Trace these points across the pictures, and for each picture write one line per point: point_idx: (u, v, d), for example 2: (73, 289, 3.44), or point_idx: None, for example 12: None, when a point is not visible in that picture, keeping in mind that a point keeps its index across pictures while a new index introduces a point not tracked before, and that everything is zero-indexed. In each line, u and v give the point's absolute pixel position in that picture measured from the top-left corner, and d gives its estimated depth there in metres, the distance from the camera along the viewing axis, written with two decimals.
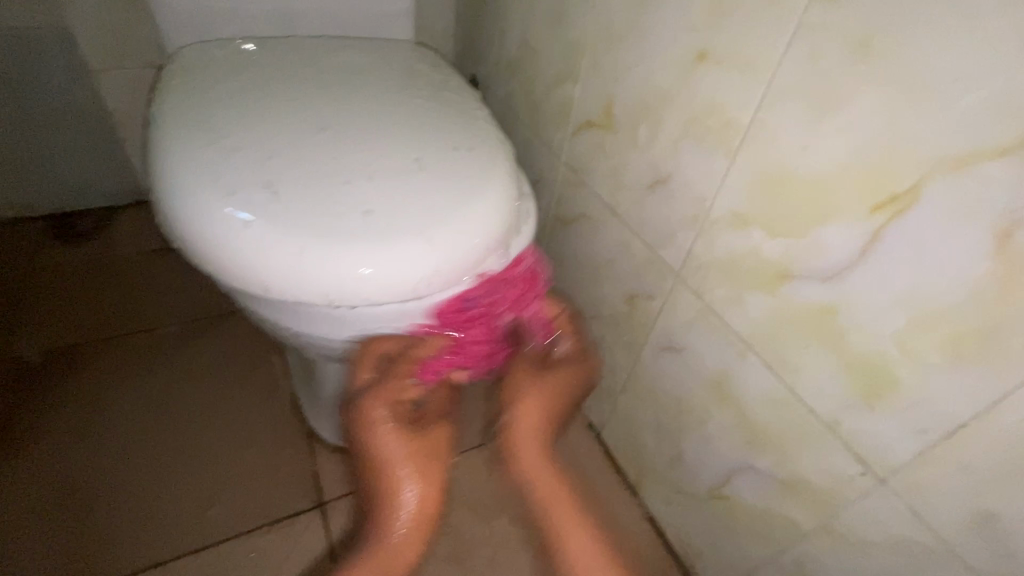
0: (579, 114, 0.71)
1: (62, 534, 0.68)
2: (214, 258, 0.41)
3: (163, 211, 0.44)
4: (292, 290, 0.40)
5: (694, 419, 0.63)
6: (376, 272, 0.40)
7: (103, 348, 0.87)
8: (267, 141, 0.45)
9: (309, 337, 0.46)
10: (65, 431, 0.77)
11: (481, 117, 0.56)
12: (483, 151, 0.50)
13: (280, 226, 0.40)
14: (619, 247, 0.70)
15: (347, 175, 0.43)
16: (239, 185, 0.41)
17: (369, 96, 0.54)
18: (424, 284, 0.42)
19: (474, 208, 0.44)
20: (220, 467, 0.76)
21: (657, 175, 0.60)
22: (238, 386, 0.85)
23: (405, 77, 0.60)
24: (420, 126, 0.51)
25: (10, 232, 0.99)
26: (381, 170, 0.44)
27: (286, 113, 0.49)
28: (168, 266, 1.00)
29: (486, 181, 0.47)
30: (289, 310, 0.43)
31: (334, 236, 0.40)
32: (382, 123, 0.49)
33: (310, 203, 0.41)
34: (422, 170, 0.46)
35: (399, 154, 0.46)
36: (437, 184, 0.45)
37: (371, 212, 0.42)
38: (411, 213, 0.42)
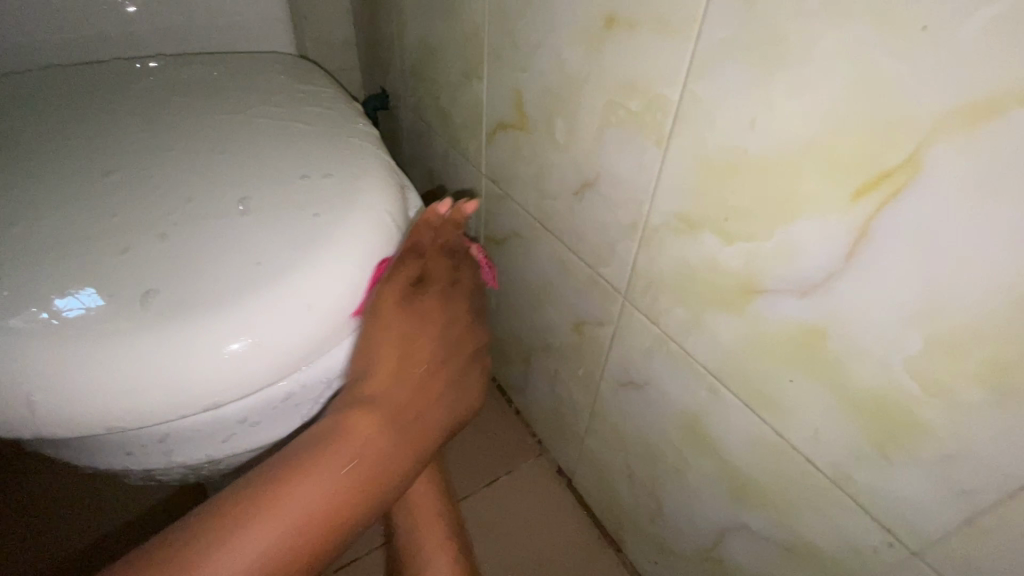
0: (491, 116, 0.60)
1: None
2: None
3: None
4: (51, 420, 0.29)
5: (669, 468, 0.52)
6: (167, 376, 0.29)
7: None
8: (40, 205, 0.34)
9: (114, 472, 0.34)
10: None
11: (352, 134, 0.45)
12: (345, 175, 0.39)
13: (25, 326, 0.29)
14: (557, 268, 0.59)
15: (124, 234, 0.33)
16: None
17: (196, 122, 0.41)
18: (245, 380, 0.31)
19: (313, 264, 0.34)
20: None
21: (583, 178, 0.49)
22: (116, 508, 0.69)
23: (255, 92, 0.47)
24: (258, 156, 0.39)
25: None
26: (181, 224, 0.34)
27: (73, 169, 0.37)
28: None
29: (342, 217, 0.36)
30: (61, 444, 0.31)
31: (97, 333, 0.29)
32: (205, 163, 0.38)
33: (65, 293, 0.30)
34: (247, 212, 0.35)
35: (218, 203, 0.35)
36: (264, 236, 0.34)
37: (159, 286, 0.31)
38: (221, 282, 0.32)
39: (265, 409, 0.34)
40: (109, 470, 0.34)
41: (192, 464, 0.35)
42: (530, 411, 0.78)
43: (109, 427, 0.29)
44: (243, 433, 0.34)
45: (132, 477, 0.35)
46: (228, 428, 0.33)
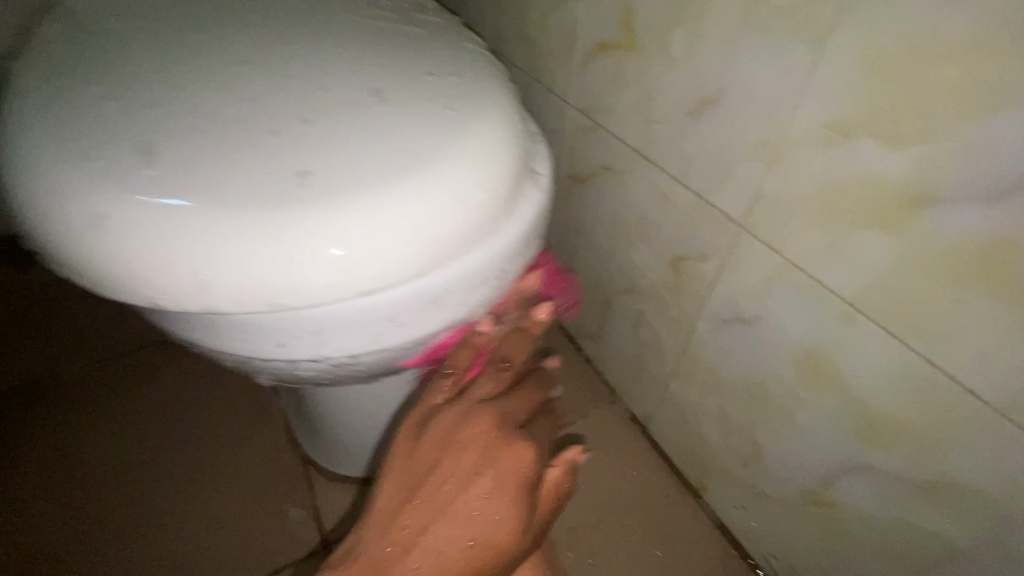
0: (590, 37, 0.56)
1: None
2: (70, 251, 0.27)
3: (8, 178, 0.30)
4: (197, 296, 0.26)
5: (774, 408, 0.49)
6: (326, 262, 0.26)
7: (53, 378, 0.73)
8: (164, 72, 0.32)
9: (250, 366, 0.32)
10: (13, 483, 0.63)
11: (463, 39, 0.42)
12: (468, 73, 0.37)
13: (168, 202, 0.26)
14: (654, 201, 0.56)
15: (263, 90, 0.31)
16: (91, 129, 0.28)
17: (307, 19, 0.39)
18: (403, 272, 0.28)
19: (451, 148, 0.30)
20: (203, 508, 0.64)
21: (704, 94, 0.45)
22: (221, 406, 0.72)
23: None
24: (377, 49, 0.37)
25: None
26: (320, 92, 0.31)
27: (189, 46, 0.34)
28: None
29: (471, 110, 0.33)
30: (201, 327, 0.29)
31: (240, 202, 0.26)
32: (327, 48, 0.35)
33: (209, 167, 0.27)
34: (383, 100, 0.31)
35: (346, 88, 0.32)
36: (403, 119, 0.31)
37: (308, 167, 0.27)
38: (362, 160, 0.28)
39: (417, 309, 0.30)
40: (245, 365, 0.32)
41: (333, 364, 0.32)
42: (603, 358, 0.77)
43: (264, 309, 0.27)
44: (387, 333, 0.30)
45: (263, 374, 0.34)
46: (378, 329, 0.30)
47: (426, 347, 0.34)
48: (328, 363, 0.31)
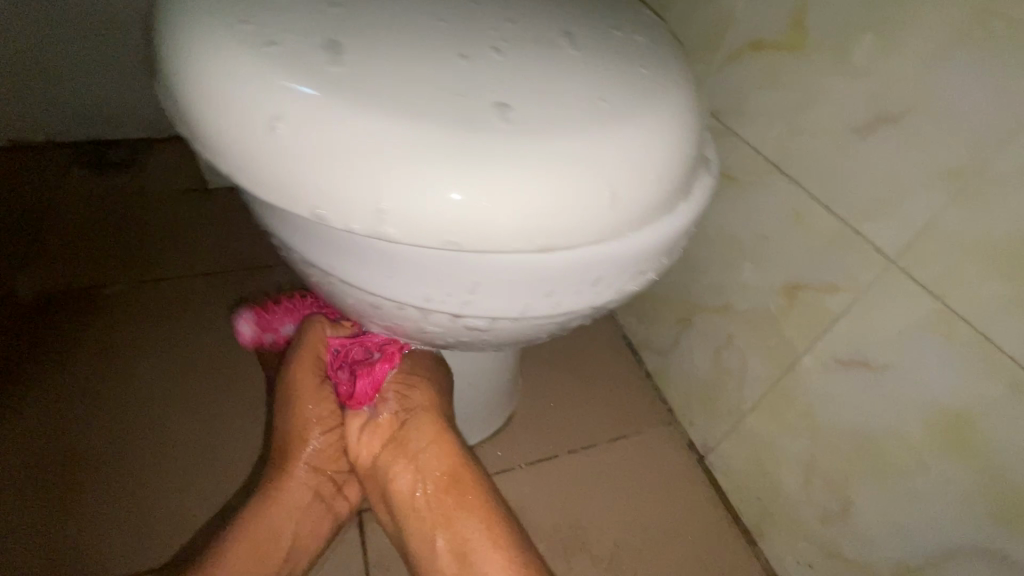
0: (741, 32, 0.52)
1: (48, 517, 0.55)
2: (228, 149, 0.24)
3: (171, 54, 0.27)
4: (364, 222, 0.23)
5: (885, 466, 0.45)
6: (513, 201, 0.23)
7: (122, 291, 0.75)
8: None
9: (376, 309, 0.29)
10: (67, 387, 0.65)
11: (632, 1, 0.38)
12: (650, 35, 0.33)
13: (341, 100, 0.22)
14: (781, 220, 0.51)
15: (451, 9, 0.27)
16: (272, 12, 0.25)
17: None
18: (585, 233, 0.24)
19: (649, 113, 0.27)
20: (242, 440, 0.63)
21: (883, 111, 0.41)
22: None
23: None
24: None
25: (38, 153, 0.91)
26: (511, 24, 0.28)
27: None
28: (201, 208, 0.89)
29: (663, 75, 0.30)
30: (348, 257, 0.26)
31: (433, 125, 0.22)
32: None
33: (396, 72, 0.23)
34: (574, 48, 0.28)
35: (538, 26, 0.28)
36: (599, 71, 0.27)
37: (502, 95, 0.24)
38: (563, 104, 0.25)
39: (581, 278, 0.26)
40: (372, 305, 0.29)
41: (466, 325, 0.28)
42: (668, 376, 0.73)
43: (430, 244, 0.23)
44: (537, 305, 0.27)
45: (382, 322, 0.31)
46: (536, 291, 0.26)
47: (561, 323, 0.30)
48: (463, 319, 0.28)
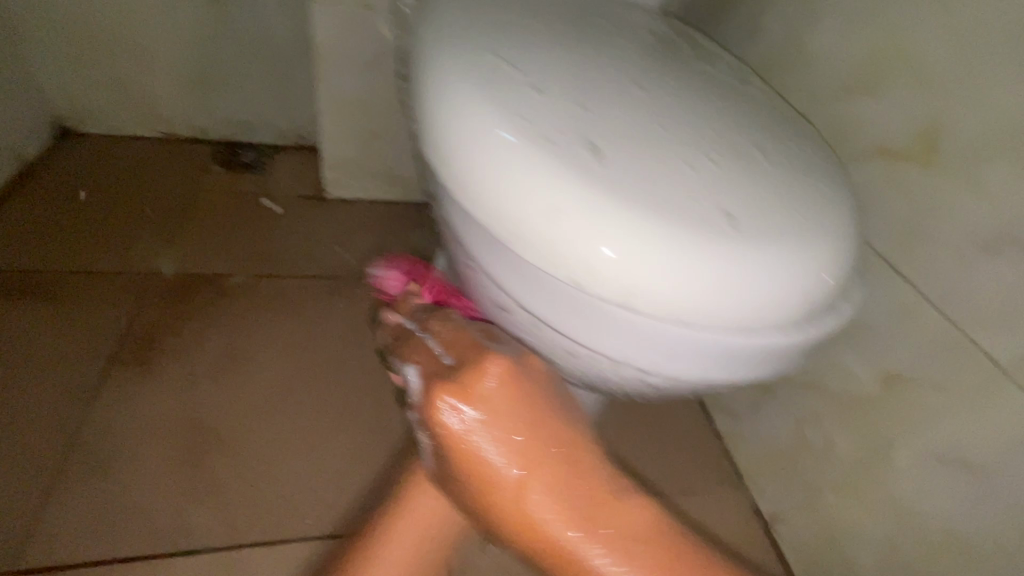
0: (867, 137, 0.57)
1: (176, 474, 0.62)
2: (508, 224, 0.32)
3: (449, 138, 0.34)
4: (614, 292, 0.31)
5: (976, 564, 0.47)
6: (729, 289, 0.31)
7: (246, 283, 0.85)
8: (586, 82, 0.36)
9: (568, 351, 0.36)
10: (198, 362, 0.72)
11: (788, 114, 0.44)
12: (813, 157, 0.39)
13: (618, 200, 0.30)
14: (887, 314, 0.55)
15: (678, 133, 0.35)
16: (549, 123, 0.33)
17: (663, 63, 0.43)
18: (768, 320, 0.32)
19: (828, 231, 0.34)
20: (343, 433, 0.69)
21: (1010, 234, 0.45)
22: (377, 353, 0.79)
23: (684, 48, 0.48)
24: (731, 112, 0.40)
25: (187, 151, 1.07)
26: (720, 149, 0.36)
27: (587, 63, 0.39)
28: (319, 217, 1.00)
29: (834, 198, 0.37)
30: (577, 314, 0.33)
31: (679, 231, 0.31)
32: (697, 101, 0.39)
33: (646, 187, 0.32)
34: (765, 167, 0.36)
35: (724, 156, 0.35)
36: (790, 193, 0.35)
37: (718, 215, 0.32)
38: (767, 222, 0.33)
39: (755, 357, 0.33)
40: (569, 348, 0.36)
41: (651, 379, 0.36)
42: (739, 440, 0.76)
43: (661, 313, 0.31)
44: (715, 374, 0.34)
45: (574, 362, 0.38)
46: (717, 362, 0.33)
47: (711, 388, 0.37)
48: (646, 372, 0.35)
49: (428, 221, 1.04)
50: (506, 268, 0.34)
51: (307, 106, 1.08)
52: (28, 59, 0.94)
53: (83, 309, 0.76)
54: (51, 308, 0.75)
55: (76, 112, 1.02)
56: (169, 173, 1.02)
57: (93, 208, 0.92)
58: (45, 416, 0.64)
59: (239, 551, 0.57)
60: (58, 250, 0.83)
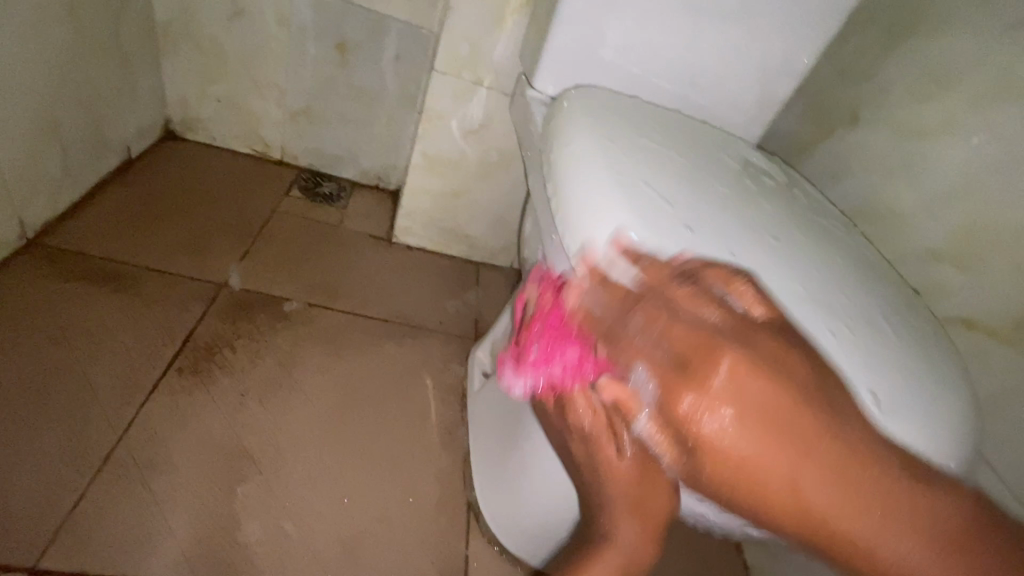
0: (953, 308, 0.59)
1: (210, 497, 0.62)
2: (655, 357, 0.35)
3: (608, 265, 0.38)
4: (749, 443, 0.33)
5: None
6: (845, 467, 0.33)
7: (307, 309, 0.87)
8: (725, 238, 0.41)
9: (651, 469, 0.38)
10: (250, 382, 0.74)
11: (893, 286, 0.47)
12: (919, 337, 0.42)
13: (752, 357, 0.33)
14: None
15: (807, 302, 0.39)
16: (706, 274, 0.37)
17: (783, 217, 0.46)
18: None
19: (943, 419, 0.36)
20: (377, 488, 0.69)
21: None
22: (420, 408, 0.80)
23: (799, 199, 0.51)
24: (844, 280, 0.43)
25: (274, 172, 1.13)
26: (847, 321, 0.39)
27: (721, 214, 0.43)
28: (387, 259, 1.03)
29: (944, 384, 0.39)
30: None
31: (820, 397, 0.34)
32: (816, 266, 0.42)
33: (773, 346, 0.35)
34: (879, 347, 0.38)
35: (835, 324, 0.38)
36: (909, 375, 0.38)
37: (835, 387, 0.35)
38: (896, 399, 0.36)
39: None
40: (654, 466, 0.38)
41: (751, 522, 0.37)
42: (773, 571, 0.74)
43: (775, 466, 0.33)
44: None
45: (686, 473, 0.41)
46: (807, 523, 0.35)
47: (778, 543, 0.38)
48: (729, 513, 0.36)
49: (484, 283, 1.07)
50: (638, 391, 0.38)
51: (394, 152, 1.14)
52: (158, 68, 1.02)
53: (154, 306, 0.78)
54: (125, 301, 0.78)
55: (186, 120, 1.10)
56: (255, 190, 1.07)
57: (181, 209, 0.96)
58: (101, 412, 0.65)
59: None
60: (143, 245, 0.86)
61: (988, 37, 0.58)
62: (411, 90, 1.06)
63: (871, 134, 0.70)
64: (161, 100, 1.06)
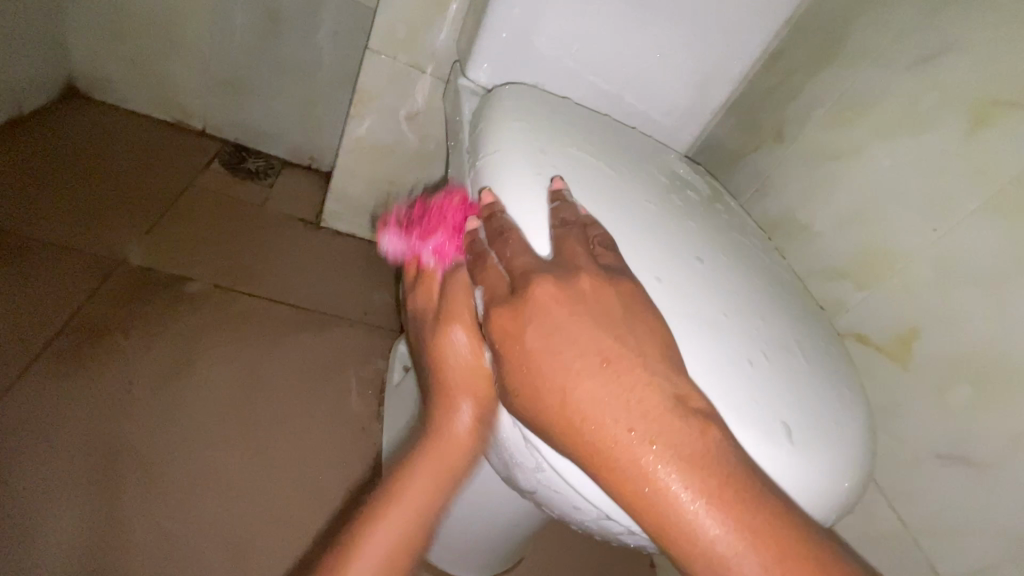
0: (852, 324, 0.62)
1: (84, 495, 0.57)
2: None
3: (498, 258, 0.36)
4: None
5: None
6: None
7: (216, 293, 0.81)
8: (649, 255, 0.39)
9: (536, 467, 0.36)
10: (144, 370, 0.68)
11: (795, 300, 0.48)
12: (821, 356, 0.42)
13: (649, 369, 0.32)
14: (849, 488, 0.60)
15: (725, 322, 0.38)
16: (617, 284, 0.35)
17: (697, 227, 0.46)
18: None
19: (834, 435, 0.37)
20: (277, 488, 0.65)
21: (966, 453, 0.50)
22: (334, 404, 0.76)
23: (714, 211, 0.52)
24: (759, 299, 0.43)
25: (194, 143, 1.05)
26: (763, 348, 0.38)
27: (638, 218, 0.42)
28: (313, 244, 0.98)
29: (844, 404, 0.39)
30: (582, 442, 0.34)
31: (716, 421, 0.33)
32: (737, 287, 0.42)
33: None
34: (784, 369, 0.38)
35: (736, 333, 0.38)
36: (813, 399, 0.38)
37: (734, 413, 0.33)
38: (797, 425, 0.35)
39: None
40: (539, 464, 0.35)
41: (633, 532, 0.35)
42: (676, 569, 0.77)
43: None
44: None
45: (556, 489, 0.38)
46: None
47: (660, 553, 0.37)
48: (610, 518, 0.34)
49: None
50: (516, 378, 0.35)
51: (327, 133, 1.09)
52: (60, 19, 0.92)
53: (32, 283, 0.70)
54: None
55: (94, 78, 1.00)
56: (169, 161, 0.99)
57: (78, 176, 0.87)
58: None
59: None
60: (25, 213, 0.77)
61: (897, 67, 0.61)
62: (347, 69, 1.00)
63: (792, 153, 0.72)
64: (63, 56, 0.96)
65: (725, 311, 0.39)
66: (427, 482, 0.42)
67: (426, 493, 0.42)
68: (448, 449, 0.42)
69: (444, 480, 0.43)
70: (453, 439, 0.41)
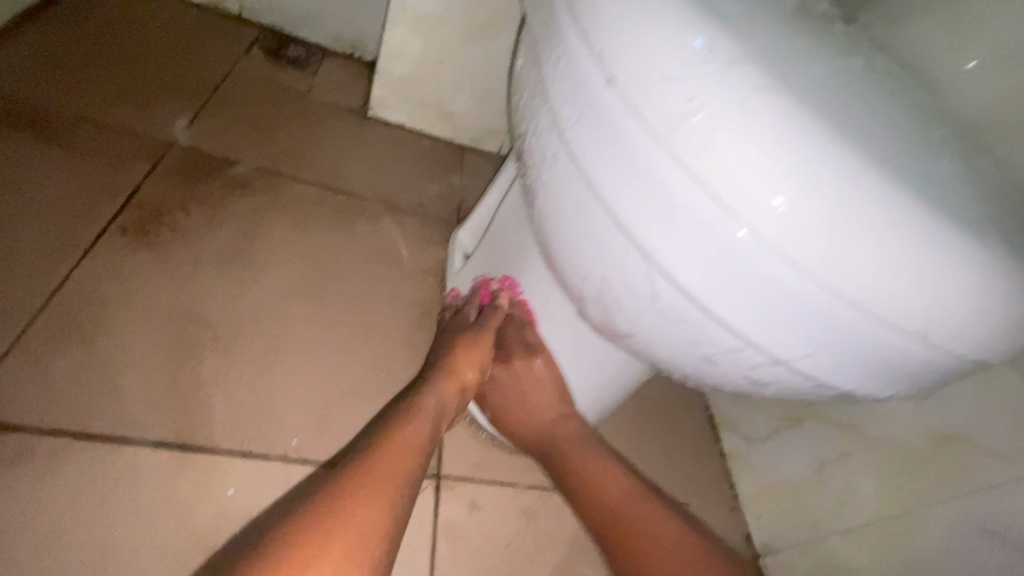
0: None
1: (161, 359, 0.57)
2: (659, 123, 0.27)
3: (632, 28, 0.28)
4: (770, 247, 0.26)
5: None
6: (933, 298, 0.25)
7: (271, 178, 0.78)
8: (796, 47, 0.32)
9: (648, 297, 0.32)
10: (207, 247, 0.67)
11: (955, 132, 0.39)
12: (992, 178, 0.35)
13: (831, 145, 0.25)
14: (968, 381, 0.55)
15: (881, 122, 0.31)
16: (774, 63, 0.29)
17: (835, 41, 0.38)
18: (959, 340, 0.27)
19: None
20: (344, 363, 0.65)
21: None
22: (395, 289, 0.74)
23: (848, 33, 0.43)
24: (909, 111, 0.35)
25: (231, 28, 0.99)
26: (928, 152, 0.31)
27: (776, 18, 0.34)
28: (361, 133, 0.93)
29: None
30: (708, 255, 0.28)
31: (918, 207, 0.25)
32: (879, 95, 0.35)
33: (860, 143, 0.27)
34: (956, 177, 0.31)
35: (905, 143, 0.30)
36: (991, 207, 0.31)
37: (938, 207, 0.26)
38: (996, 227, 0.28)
39: (892, 366, 0.28)
40: (653, 291, 0.31)
41: (753, 364, 0.30)
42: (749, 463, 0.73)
43: (837, 294, 0.26)
44: (838, 371, 0.29)
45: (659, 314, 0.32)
46: (848, 364, 0.28)
47: (790, 394, 0.32)
48: (735, 353, 0.30)
49: (469, 169, 0.97)
50: (633, 185, 0.29)
51: (368, 13, 1.00)
52: None
53: (87, 160, 0.68)
54: (54, 152, 0.68)
55: None
56: (208, 45, 0.93)
57: (119, 57, 0.83)
58: (27, 265, 0.58)
59: (219, 457, 0.54)
60: (74, 92, 0.75)
61: None
62: None
63: None
64: None
65: (881, 113, 0.32)
66: (414, 434, 0.46)
67: (410, 444, 0.45)
68: (438, 404, 0.51)
69: (425, 437, 0.47)
70: (444, 393, 0.52)
